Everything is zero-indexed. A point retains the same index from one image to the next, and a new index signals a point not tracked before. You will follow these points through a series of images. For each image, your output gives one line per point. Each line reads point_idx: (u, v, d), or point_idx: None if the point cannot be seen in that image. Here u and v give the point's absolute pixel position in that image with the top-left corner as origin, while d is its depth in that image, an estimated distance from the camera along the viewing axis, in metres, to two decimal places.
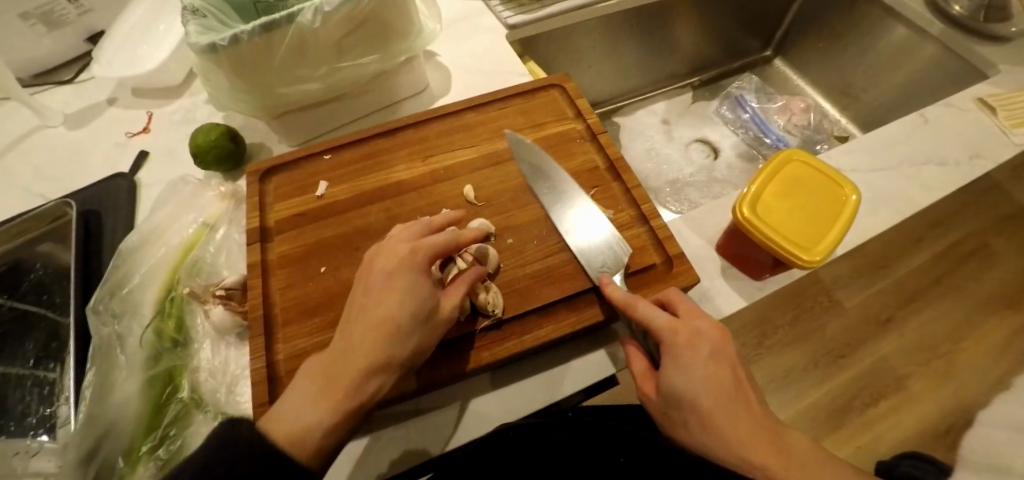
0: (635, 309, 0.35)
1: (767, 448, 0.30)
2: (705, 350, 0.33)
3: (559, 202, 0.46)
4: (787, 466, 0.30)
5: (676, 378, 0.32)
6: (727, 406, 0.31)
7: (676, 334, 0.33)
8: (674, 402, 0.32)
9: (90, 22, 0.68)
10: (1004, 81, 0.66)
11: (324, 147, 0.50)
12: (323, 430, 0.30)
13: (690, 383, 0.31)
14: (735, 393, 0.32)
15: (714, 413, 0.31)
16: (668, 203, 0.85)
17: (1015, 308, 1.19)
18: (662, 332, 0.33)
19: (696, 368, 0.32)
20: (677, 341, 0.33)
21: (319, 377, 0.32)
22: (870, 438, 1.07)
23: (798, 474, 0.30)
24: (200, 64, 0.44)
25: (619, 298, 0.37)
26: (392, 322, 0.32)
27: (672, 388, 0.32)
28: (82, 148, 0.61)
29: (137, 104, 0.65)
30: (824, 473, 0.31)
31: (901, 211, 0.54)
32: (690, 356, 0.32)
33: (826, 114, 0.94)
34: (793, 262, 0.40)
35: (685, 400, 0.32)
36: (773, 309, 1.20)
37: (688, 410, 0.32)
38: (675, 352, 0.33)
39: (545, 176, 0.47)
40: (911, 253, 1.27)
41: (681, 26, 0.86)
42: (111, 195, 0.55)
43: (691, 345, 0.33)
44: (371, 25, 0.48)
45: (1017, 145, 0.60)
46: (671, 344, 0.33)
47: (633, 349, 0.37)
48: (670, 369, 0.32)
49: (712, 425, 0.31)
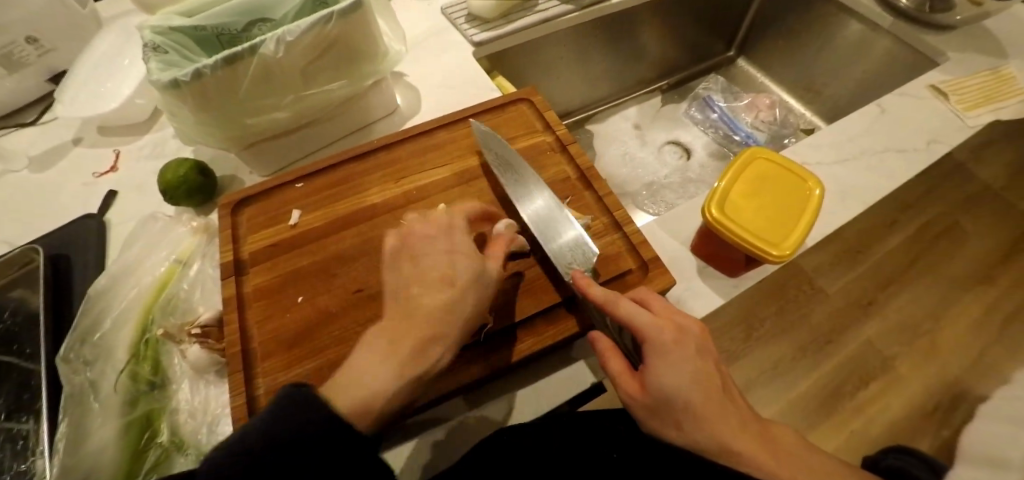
0: (617, 307, 0.35)
1: (755, 441, 0.31)
2: (690, 347, 0.33)
3: (525, 194, 0.46)
4: (775, 457, 0.31)
5: (666, 376, 0.32)
6: (716, 402, 0.31)
7: (662, 331, 0.33)
8: (664, 400, 0.32)
9: (51, 61, 0.67)
10: (952, 67, 0.69)
11: (295, 175, 0.50)
12: (397, 392, 0.31)
13: (680, 379, 0.31)
14: (719, 386, 0.32)
15: (704, 409, 0.31)
16: (645, 205, 0.86)
17: (987, 283, 1.23)
18: (648, 329, 0.33)
19: (685, 364, 0.32)
20: (665, 338, 0.33)
21: (386, 345, 0.33)
22: (862, 421, 1.08)
23: (786, 465, 0.31)
24: (163, 100, 0.43)
25: (600, 297, 0.36)
26: (452, 290, 0.35)
27: (662, 385, 0.32)
28: (47, 190, 0.60)
29: (103, 142, 0.64)
30: (806, 462, 0.32)
31: (865, 200, 0.56)
32: (677, 353, 0.32)
33: (791, 109, 0.97)
34: (763, 257, 0.41)
35: (677, 397, 0.31)
36: (758, 302, 1.22)
37: (679, 407, 0.31)
38: (663, 349, 0.32)
39: (511, 173, 0.48)
40: (886, 237, 1.30)
41: (645, 33, 0.88)
42: (81, 237, 0.54)
43: (676, 342, 0.33)
44: (335, 51, 0.48)
45: (971, 127, 0.62)
46: (658, 341, 0.33)
47: (610, 349, 0.36)
48: (660, 366, 0.32)
49: (704, 421, 0.31)
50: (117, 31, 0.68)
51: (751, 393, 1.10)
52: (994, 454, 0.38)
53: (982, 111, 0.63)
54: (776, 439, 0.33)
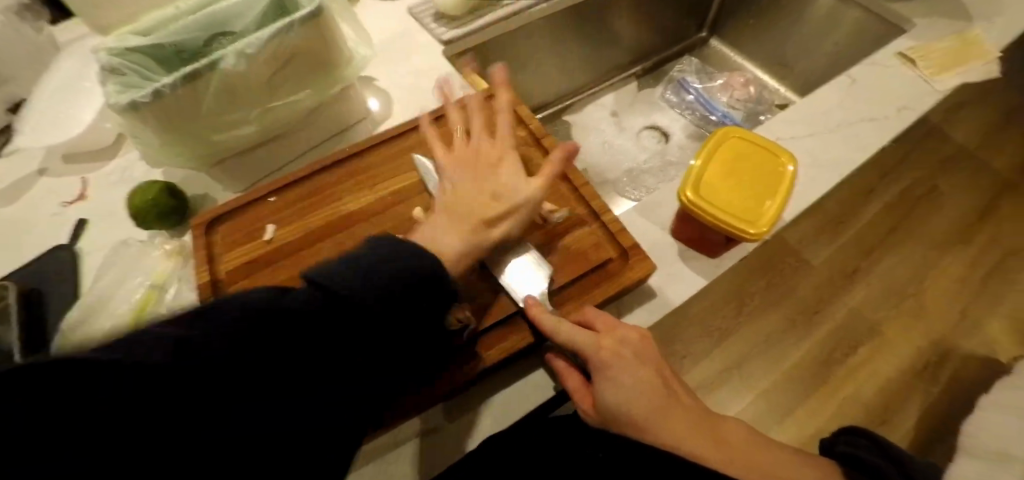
0: (558, 330, 0.36)
1: (702, 440, 0.34)
2: (629, 357, 0.35)
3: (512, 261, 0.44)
4: (722, 452, 0.34)
5: (609, 392, 0.34)
6: (662, 410, 0.34)
7: (600, 349, 0.35)
8: (612, 417, 0.34)
9: (11, 90, 0.65)
10: (919, 34, 0.69)
11: (267, 189, 0.49)
12: None
13: (625, 393, 0.34)
14: (663, 394, 0.35)
15: (648, 419, 0.33)
16: (627, 192, 0.86)
17: (969, 243, 1.25)
18: (588, 350, 0.35)
19: (627, 379, 0.34)
20: (605, 356, 0.35)
21: None
22: (855, 388, 1.10)
23: (733, 458, 0.33)
24: (124, 122, 0.42)
25: (546, 322, 0.37)
26: None
27: (608, 402, 0.34)
28: (15, 224, 0.58)
29: (71, 170, 0.62)
30: (756, 454, 0.35)
31: (840, 172, 0.56)
32: (619, 368, 0.35)
33: (766, 86, 0.97)
34: (741, 236, 0.42)
35: (622, 413, 0.34)
36: (748, 278, 1.23)
37: (626, 421, 0.34)
38: (603, 368, 0.35)
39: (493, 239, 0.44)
40: (867, 204, 1.32)
41: (616, 19, 0.87)
42: (53, 269, 0.53)
43: (617, 357, 0.35)
44: (298, 60, 0.47)
45: (940, 92, 0.63)
46: (599, 362, 0.35)
47: (565, 369, 0.38)
48: (601, 384, 0.35)
49: (649, 432, 0.33)
50: (74, 54, 0.66)
51: (745, 369, 1.12)
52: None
53: (949, 75, 0.64)
54: (728, 435, 0.36)
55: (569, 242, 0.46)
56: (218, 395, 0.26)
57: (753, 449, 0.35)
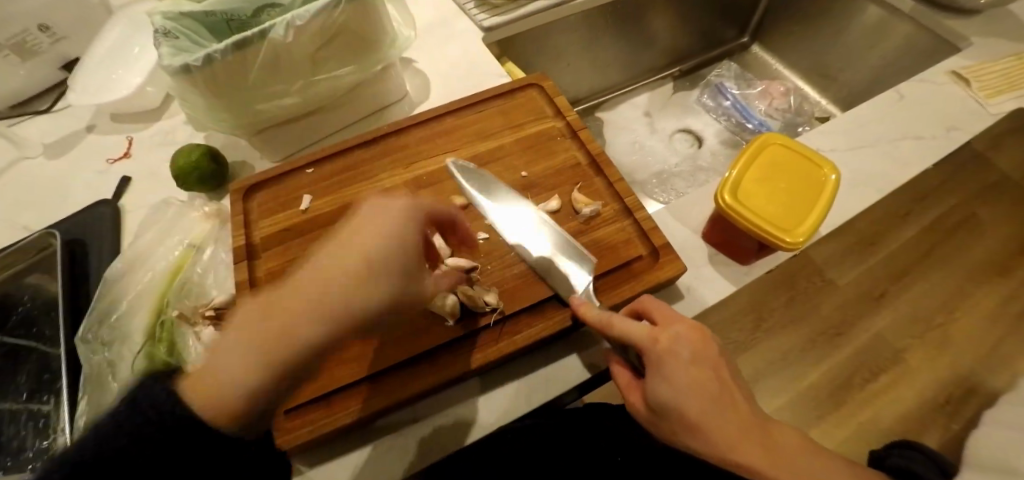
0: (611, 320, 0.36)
1: (756, 450, 0.32)
2: (686, 356, 0.33)
3: (501, 209, 0.46)
4: (776, 465, 0.32)
5: (661, 388, 0.33)
6: (716, 414, 0.32)
7: (654, 344, 0.33)
8: (661, 413, 0.33)
9: (63, 50, 0.67)
10: (976, 53, 0.66)
11: (306, 161, 0.50)
12: None
13: (676, 392, 0.32)
14: (719, 395, 0.33)
15: (700, 420, 0.32)
16: (655, 194, 0.85)
17: (1004, 276, 1.21)
18: (641, 343, 0.34)
19: (681, 377, 0.32)
20: (659, 350, 0.33)
21: None
22: (871, 413, 1.08)
23: (788, 471, 0.32)
24: (175, 85, 0.43)
25: (596, 317, 0.37)
26: None
27: (657, 399, 0.33)
28: (62, 178, 0.60)
29: (118, 129, 0.65)
30: (808, 466, 0.33)
31: (882, 188, 0.54)
32: (673, 365, 0.33)
33: (806, 96, 0.95)
34: (776, 244, 0.41)
35: (672, 411, 0.32)
36: (768, 293, 1.21)
37: (676, 419, 0.32)
38: (656, 363, 0.33)
39: (488, 190, 0.47)
40: (899, 227, 1.28)
41: (657, 18, 0.86)
42: (95, 224, 0.55)
43: (671, 353, 0.33)
44: (344, 36, 0.48)
45: (992, 116, 0.61)
46: (652, 357, 0.33)
47: (617, 363, 0.38)
48: (651, 379, 0.33)
49: (701, 434, 0.32)
50: (128, 18, 0.68)
51: (758, 384, 1.10)
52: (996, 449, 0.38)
53: (1004, 98, 0.62)
54: (785, 444, 0.33)
55: (598, 236, 0.46)
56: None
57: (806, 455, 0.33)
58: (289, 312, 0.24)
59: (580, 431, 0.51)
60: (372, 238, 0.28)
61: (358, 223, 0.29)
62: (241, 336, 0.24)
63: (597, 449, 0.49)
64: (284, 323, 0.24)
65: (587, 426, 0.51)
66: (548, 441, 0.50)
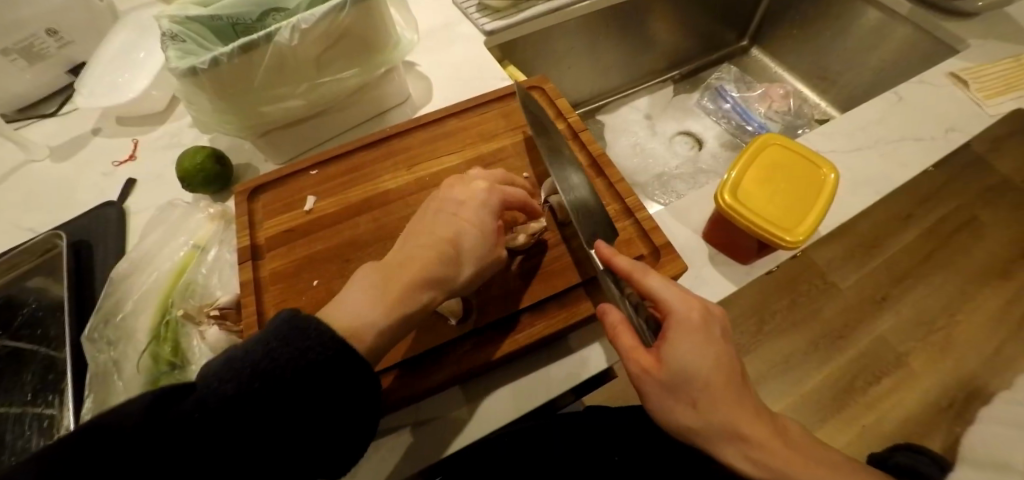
0: (645, 279, 0.36)
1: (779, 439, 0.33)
2: (715, 330, 0.34)
3: (558, 162, 0.46)
4: (789, 445, 0.33)
5: (690, 353, 0.33)
6: (733, 390, 0.33)
7: (690, 310, 0.34)
8: (682, 379, 0.33)
9: (69, 54, 0.68)
10: (974, 54, 0.67)
11: (310, 163, 0.51)
12: None
13: (704, 361, 0.33)
14: (735, 370, 0.34)
15: (721, 391, 0.33)
16: (656, 196, 0.85)
17: (1007, 277, 1.21)
18: (679, 306, 0.34)
19: (712, 346, 0.33)
20: (697, 317, 0.34)
21: None
22: (875, 417, 1.07)
23: (799, 452, 0.33)
24: (183, 89, 0.44)
25: (626, 266, 0.37)
26: None
27: (685, 364, 0.33)
28: (70, 179, 0.61)
29: (122, 132, 0.65)
30: (818, 450, 0.35)
31: (883, 189, 0.55)
32: (706, 334, 0.33)
33: (806, 100, 0.96)
34: (776, 244, 0.41)
35: (696, 376, 0.33)
36: (769, 296, 1.21)
37: (698, 387, 0.33)
38: (690, 327, 0.33)
39: (548, 142, 0.48)
40: (900, 230, 1.28)
41: (658, 22, 0.87)
42: (100, 225, 0.55)
43: (705, 323, 0.34)
44: (348, 40, 0.48)
45: (991, 116, 0.61)
46: (691, 321, 0.34)
47: (624, 324, 0.36)
48: (682, 343, 0.33)
49: (720, 405, 0.32)
50: (134, 23, 0.69)
51: (760, 387, 1.11)
52: (997, 452, 0.37)
53: (1003, 99, 0.62)
54: (788, 434, 0.35)
55: None
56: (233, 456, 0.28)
57: (807, 450, 0.34)
58: (406, 276, 0.35)
59: (579, 431, 0.51)
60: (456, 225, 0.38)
61: (444, 213, 0.39)
62: (372, 290, 0.35)
63: (596, 449, 0.50)
64: (399, 285, 0.35)
65: (587, 427, 0.51)
66: (547, 439, 0.50)
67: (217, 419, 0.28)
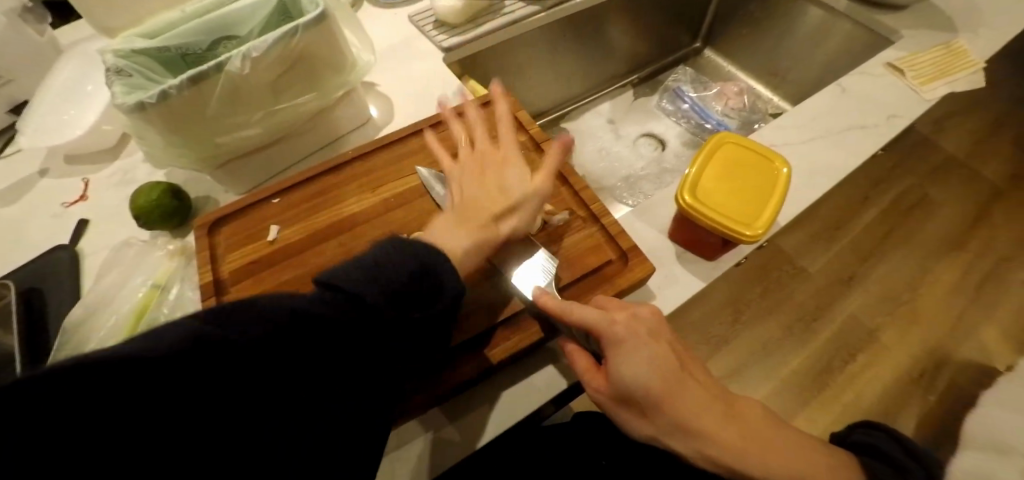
0: (569, 312, 0.36)
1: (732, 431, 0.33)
2: (644, 334, 0.35)
3: None
4: (744, 434, 0.34)
5: (626, 366, 0.33)
6: (676, 389, 0.33)
7: (613, 323, 0.35)
8: (626, 393, 0.34)
9: (11, 92, 0.65)
10: (906, 45, 0.71)
11: (270, 191, 0.50)
12: None
13: (639, 368, 0.33)
14: (679, 368, 0.34)
15: (664, 394, 0.33)
16: (624, 198, 0.87)
17: (959, 249, 1.27)
18: (600, 324, 0.35)
19: (641, 353, 0.34)
20: (619, 330, 0.34)
21: None
22: (851, 395, 1.11)
23: (754, 439, 0.34)
24: (131, 123, 0.42)
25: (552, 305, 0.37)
26: None
27: (623, 377, 0.33)
28: (15, 223, 0.58)
29: (69, 172, 0.62)
30: (779, 434, 0.35)
31: (834, 177, 0.57)
32: (632, 342, 0.34)
33: (759, 95, 1.00)
34: (738, 239, 0.42)
35: (637, 386, 0.33)
36: (743, 286, 1.25)
37: (642, 395, 0.33)
38: (615, 342, 0.34)
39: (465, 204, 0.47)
40: (859, 212, 1.34)
41: (614, 28, 0.89)
42: (52, 270, 0.53)
43: (630, 333, 0.34)
44: (302, 65, 0.48)
45: (928, 101, 0.65)
46: (614, 336, 0.34)
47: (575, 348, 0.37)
48: (616, 357, 0.34)
49: (669, 406, 0.33)
50: (78, 57, 0.66)
51: (743, 376, 1.13)
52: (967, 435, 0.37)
53: (937, 84, 0.66)
54: (748, 422, 0.35)
55: (569, 243, 0.47)
56: (275, 396, 0.27)
57: (766, 437, 0.35)
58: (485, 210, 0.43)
59: (562, 440, 0.52)
60: (510, 177, 0.45)
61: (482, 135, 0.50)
62: (459, 226, 0.41)
63: (586, 454, 0.50)
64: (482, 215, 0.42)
65: (574, 432, 0.52)
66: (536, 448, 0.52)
67: (244, 359, 0.26)
